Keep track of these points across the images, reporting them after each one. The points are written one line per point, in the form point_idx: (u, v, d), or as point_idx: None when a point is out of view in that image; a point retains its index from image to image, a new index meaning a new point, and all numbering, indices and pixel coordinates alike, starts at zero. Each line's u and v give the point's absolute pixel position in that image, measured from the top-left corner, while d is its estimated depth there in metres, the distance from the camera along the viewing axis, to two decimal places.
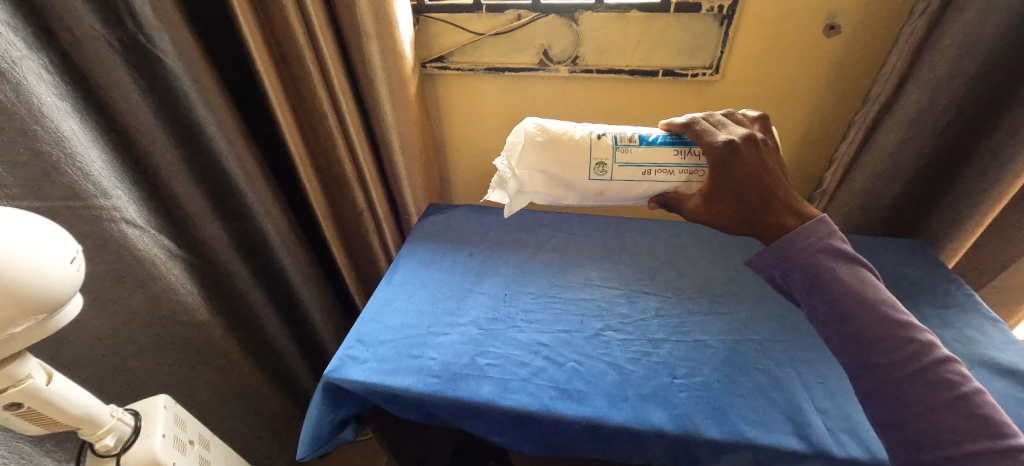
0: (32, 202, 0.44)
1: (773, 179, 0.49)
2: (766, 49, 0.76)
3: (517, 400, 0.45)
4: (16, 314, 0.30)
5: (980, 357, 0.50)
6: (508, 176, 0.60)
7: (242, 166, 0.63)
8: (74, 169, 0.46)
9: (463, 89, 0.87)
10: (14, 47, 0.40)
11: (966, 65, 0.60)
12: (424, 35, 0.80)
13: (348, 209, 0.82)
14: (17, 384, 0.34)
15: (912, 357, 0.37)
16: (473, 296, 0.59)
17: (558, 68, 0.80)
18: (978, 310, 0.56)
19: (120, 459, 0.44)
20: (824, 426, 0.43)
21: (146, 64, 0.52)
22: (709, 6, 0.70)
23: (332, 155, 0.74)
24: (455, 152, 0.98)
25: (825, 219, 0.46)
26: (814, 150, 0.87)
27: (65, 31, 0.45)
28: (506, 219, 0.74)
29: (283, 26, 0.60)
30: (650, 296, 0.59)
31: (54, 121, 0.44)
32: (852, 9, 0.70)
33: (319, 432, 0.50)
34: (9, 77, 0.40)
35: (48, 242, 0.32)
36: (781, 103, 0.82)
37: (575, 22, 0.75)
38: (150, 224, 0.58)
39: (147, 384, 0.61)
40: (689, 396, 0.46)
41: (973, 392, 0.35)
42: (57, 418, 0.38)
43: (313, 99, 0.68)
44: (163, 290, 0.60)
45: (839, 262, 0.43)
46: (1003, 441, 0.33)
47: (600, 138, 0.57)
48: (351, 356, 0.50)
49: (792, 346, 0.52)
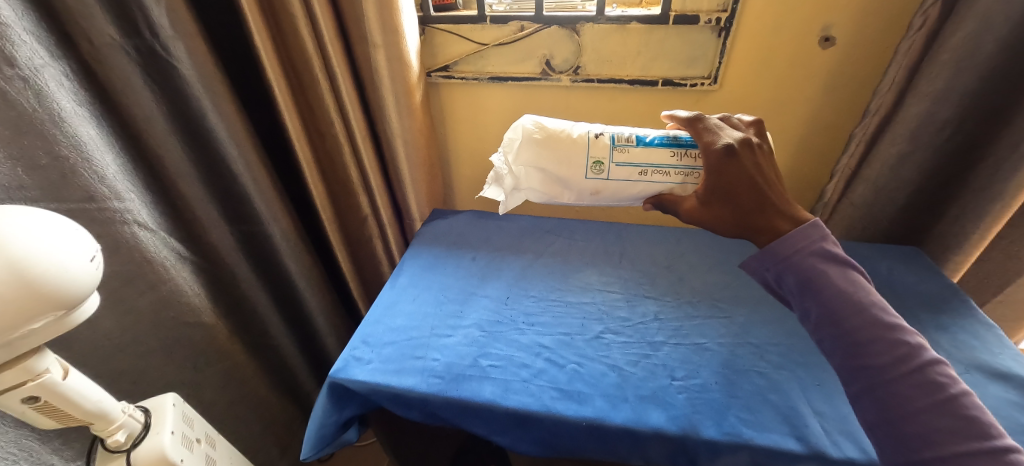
0: (49, 203, 0.45)
1: (767, 183, 0.51)
2: (763, 60, 0.77)
3: (519, 400, 0.46)
4: (36, 309, 0.31)
5: (977, 362, 0.51)
6: (505, 172, 0.62)
7: (251, 171, 0.64)
8: (90, 172, 0.48)
9: (467, 98, 0.89)
10: (36, 55, 0.42)
11: (958, 76, 0.62)
12: (430, 45, 0.82)
13: (353, 214, 0.83)
14: (35, 378, 0.36)
15: (903, 359, 0.38)
16: (476, 299, 0.60)
17: (559, 78, 0.82)
18: (974, 315, 0.57)
19: (129, 454, 0.44)
20: (821, 427, 0.44)
21: (160, 72, 0.54)
22: (707, 19, 0.72)
23: (339, 160, 0.76)
24: (459, 159, 0.99)
25: (818, 223, 0.48)
26: (812, 158, 0.88)
27: (85, 40, 0.47)
28: (508, 225, 0.76)
29: (293, 36, 0.62)
30: (650, 300, 0.60)
31: (71, 126, 0.45)
32: (846, 22, 0.72)
33: (323, 432, 0.50)
34: (32, 84, 0.41)
35: (72, 241, 0.34)
36: (779, 112, 0.83)
37: (576, 33, 0.77)
38: (160, 226, 0.59)
39: (155, 384, 0.62)
40: (687, 397, 0.47)
41: (962, 393, 0.36)
42: (71, 412, 0.40)
43: (321, 106, 0.70)
44: (173, 291, 0.61)
45: (831, 265, 0.44)
46: (991, 441, 0.33)
47: (598, 138, 0.58)
48: (356, 356, 0.52)
49: (790, 351, 0.52)
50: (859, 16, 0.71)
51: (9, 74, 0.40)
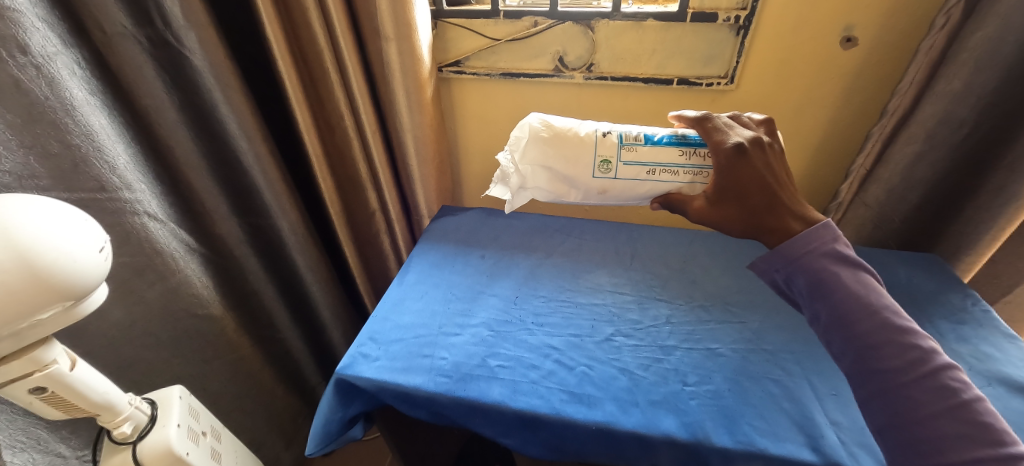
0: (61, 192, 0.45)
1: (777, 183, 0.50)
2: (782, 59, 0.76)
3: (528, 402, 0.46)
4: (42, 299, 0.30)
5: (997, 374, 0.49)
6: (510, 171, 0.61)
7: (260, 164, 0.64)
8: (101, 162, 0.48)
9: (478, 94, 0.88)
10: (50, 43, 0.42)
11: (979, 79, 0.60)
12: (442, 39, 0.82)
13: (360, 208, 0.83)
14: (43, 368, 0.36)
15: (917, 363, 0.37)
16: (484, 297, 0.59)
17: (572, 75, 0.81)
18: (994, 326, 0.55)
19: (136, 447, 0.44)
20: (837, 438, 0.43)
21: (171, 62, 0.53)
22: (726, 16, 0.70)
23: (348, 154, 0.75)
24: (468, 154, 0.98)
25: (830, 224, 0.46)
26: (830, 162, 0.86)
27: (98, 29, 0.47)
28: (517, 224, 0.75)
29: (305, 28, 0.62)
30: (662, 303, 0.59)
31: (83, 115, 0.45)
32: (869, 22, 0.70)
33: (329, 428, 0.50)
34: (45, 72, 0.41)
35: (78, 232, 0.33)
36: (795, 115, 0.82)
37: (590, 29, 0.76)
38: (169, 218, 0.58)
39: (163, 374, 0.62)
40: (700, 404, 0.46)
41: (975, 399, 0.35)
42: (79, 404, 0.40)
43: (331, 100, 0.69)
44: (181, 283, 0.60)
45: (842, 267, 0.43)
46: (1006, 449, 0.32)
47: (606, 136, 0.57)
48: (363, 354, 0.51)
49: (805, 358, 0.51)
50: (882, 16, 0.69)
51: (21, 62, 0.39)
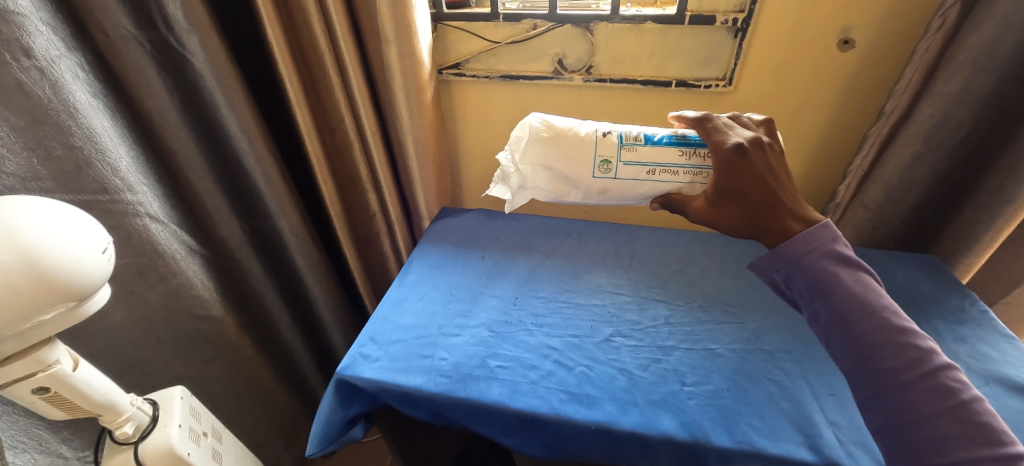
0: (64, 194, 0.46)
1: (777, 183, 0.50)
2: (780, 60, 0.76)
3: (528, 402, 0.46)
4: (45, 299, 0.31)
5: (995, 374, 0.49)
6: (511, 171, 0.61)
7: (262, 166, 0.64)
8: (104, 164, 0.48)
9: (478, 96, 0.89)
10: (54, 46, 0.42)
11: (975, 80, 0.61)
12: (442, 42, 0.82)
13: (361, 209, 0.83)
14: (45, 369, 0.36)
15: (916, 363, 0.37)
16: (485, 298, 0.60)
17: (572, 77, 0.81)
18: (992, 326, 0.55)
19: (137, 447, 0.45)
20: (835, 438, 0.43)
21: (173, 64, 0.54)
22: (724, 19, 0.71)
23: (348, 155, 0.76)
24: (468, 156, 0.99)
25: (829, 224, 0.47)
26: (829, 163, 0.87)
27: (101, 32, 0.47)
28: (517, 225, 0.75)
29: (306, 30, 0.62)
30: (661, 304, 0.60)
31: (86, 117, 0.45)
32: (866, 24, 0.70)
33: (329, 429, 0.50)
34: (49, 75, 0.42)
35: (81, 233, 0.33)
36: (794, 116, 0.82)
37: (590, 32, 0.76)
38: (171, 219, 0.59)
39: (164, 375, 0.62)
40: (699, 404, 0.46)
41: (974, 399, 0.35)
42: (81, 404, 0.40)
43: (332, 101, 0.69)
44: (182, 285, 0.61)
45: (841, 267, 0.43)
46: (1003, 448, 0.33)
47: (606, 136, 0.58)
48: (363, 354, 0.51)
49: (804, 359, 0.51)
50: (879, 19, 0.70)
51: (25, 65, 0.40)
